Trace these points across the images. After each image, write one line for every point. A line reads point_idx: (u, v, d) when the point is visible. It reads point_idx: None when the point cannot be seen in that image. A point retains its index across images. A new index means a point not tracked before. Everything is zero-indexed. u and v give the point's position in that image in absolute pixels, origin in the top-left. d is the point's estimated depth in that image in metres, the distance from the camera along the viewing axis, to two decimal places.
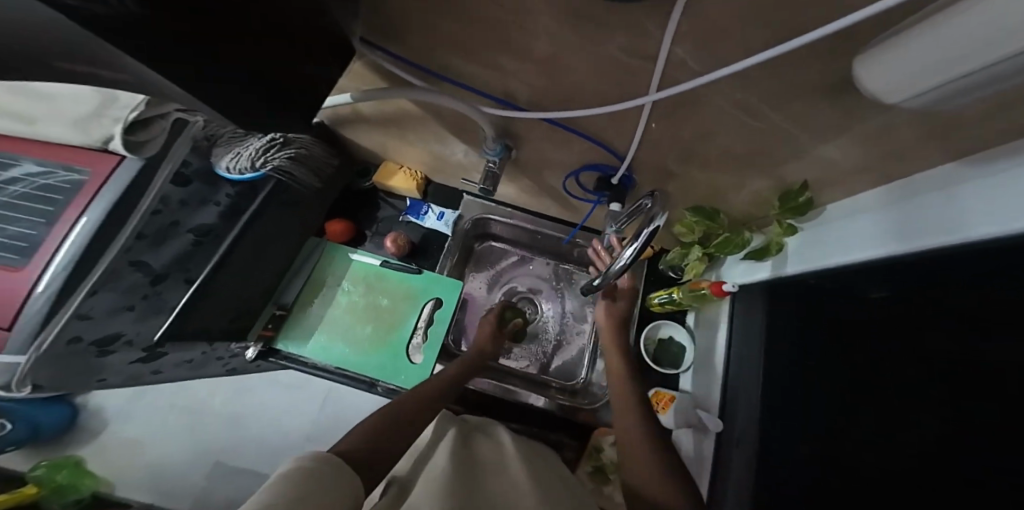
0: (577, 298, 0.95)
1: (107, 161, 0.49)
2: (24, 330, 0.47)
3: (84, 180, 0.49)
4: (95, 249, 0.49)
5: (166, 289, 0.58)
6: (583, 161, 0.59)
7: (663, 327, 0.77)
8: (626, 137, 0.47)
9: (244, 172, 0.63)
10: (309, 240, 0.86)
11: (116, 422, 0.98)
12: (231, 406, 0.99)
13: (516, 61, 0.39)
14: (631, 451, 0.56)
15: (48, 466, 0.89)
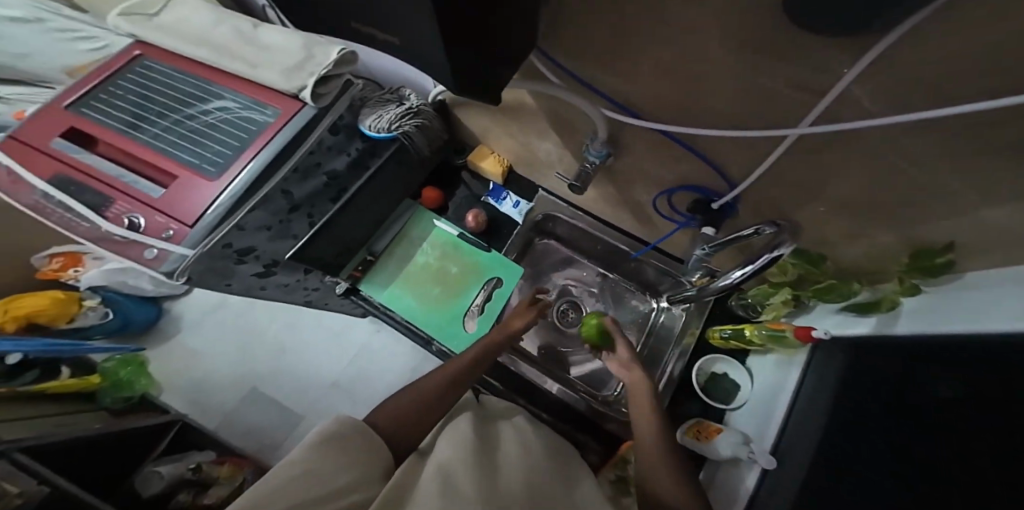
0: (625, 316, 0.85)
1: (294, 108, 0.67)
2: (202, 229, 0.61)
3: (275, 121, 0.67)
4: (268, 171, 0.65)
5: (296, 218, 0.71)
6: (681, 181, 0.55)
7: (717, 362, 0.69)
8: (750, 164, 0.45)
9: (381, 131, 0.76)
10: (406, 202, 0.94)
11: (188, 334, 1.37)
12: (287, 345, 1.32)
13: (657, 72, 0.39)
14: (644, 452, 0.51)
15: (119, 361, 1.23)
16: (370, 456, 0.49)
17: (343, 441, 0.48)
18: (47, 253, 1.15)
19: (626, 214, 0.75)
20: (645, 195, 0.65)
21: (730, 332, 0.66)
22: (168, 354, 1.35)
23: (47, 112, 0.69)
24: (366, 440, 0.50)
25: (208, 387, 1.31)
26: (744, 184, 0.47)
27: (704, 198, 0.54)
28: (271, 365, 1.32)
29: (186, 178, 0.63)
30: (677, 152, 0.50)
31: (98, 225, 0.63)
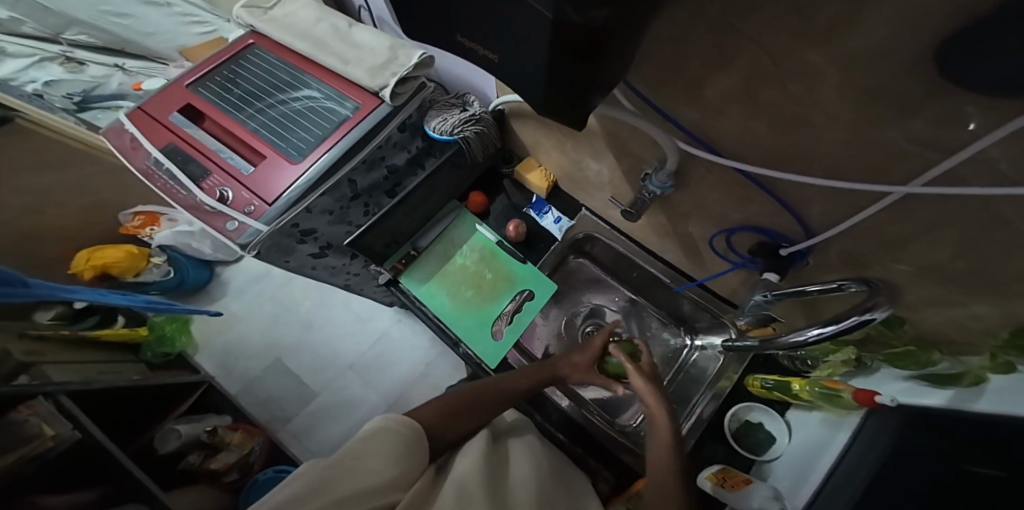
0: (655, 348, 0.83)
1: (372, 105, 0.73)
2: (278, 206, 0.67)
3: (353, 116, 0.73)
4: (342, 160, 0.71)
5: (354, 206, 0.76)
6: (746, 220, 0.53)
7: (753, 410, 0.63)
8: (835, 213, 0.42)
9: (443, 133, 0.77)
10: (451, 203, 0.88)
11: (230, 300, 1.44)
12: (314, 318, 1.38)
13: (753, 108, 0.38)
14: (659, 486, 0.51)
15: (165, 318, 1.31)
16: (408, 451, 0.52)
17: (384, 437, 0.51)
18: (132, 210, 1.31)
19: (673, 247, 0.71)
20: (699, 231, 0.62)
21: (770, 382, 0.61)
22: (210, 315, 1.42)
23: (173, 90, 0.83)
24: (412, 438, 0.53)
25: (240, 353, 1.37)
26: (825, 232, 0.45)
27: (772, 243, 0.52)
28: (294, 337, 1.37)
29: (272, 160, 0.71)
30: (750, 189, 0.48)
31: (193, 192, 0.72)
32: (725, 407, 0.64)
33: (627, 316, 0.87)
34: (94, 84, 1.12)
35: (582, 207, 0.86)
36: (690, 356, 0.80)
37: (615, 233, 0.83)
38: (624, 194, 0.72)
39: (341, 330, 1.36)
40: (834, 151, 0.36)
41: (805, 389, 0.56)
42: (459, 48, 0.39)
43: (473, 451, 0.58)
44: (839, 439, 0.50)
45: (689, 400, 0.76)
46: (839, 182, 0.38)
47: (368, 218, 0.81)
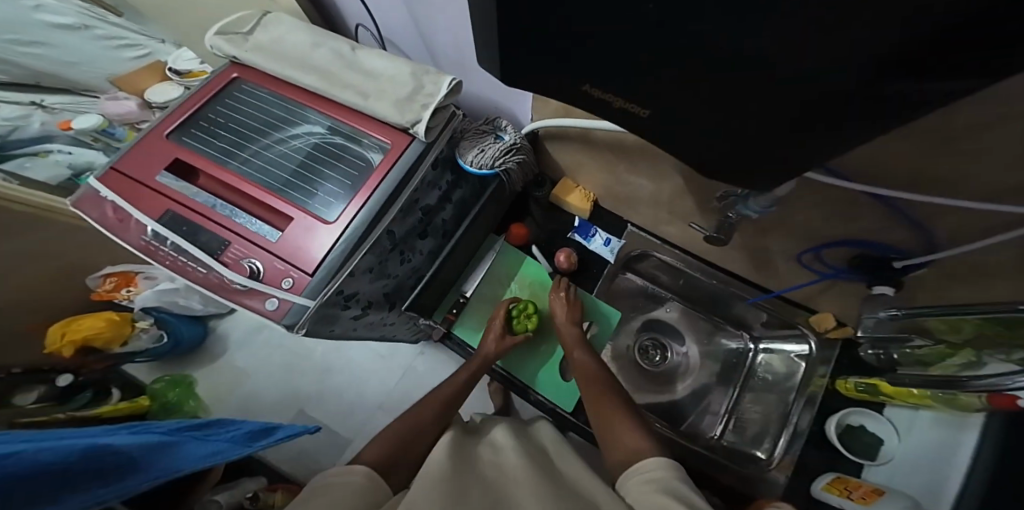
0: (719, 356, 0.87)
1: (405, 143, 0.65)
2: (320, 274, 0.59)
3: (384, 158, 0.65)
4: (383, 211, 0.63)
5: (392, 257, 0.69)
6: (844, 236, 0.52)
7: (852, 414, 0.71)
8: (964, 234, 0.41)
9: (483, 167, 0.73)
10: (491, 237, 0.90)
11: (235, 354, 1.30)
12: (327, 359, 1.26)
13: (903, 144, 0.35)
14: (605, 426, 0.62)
15: (167, 382, 1.19)
16: (366, 495, 0.48)
17: (337, 484, 0.48)
18: (102, 271, 1.07)
19: (741, 258, 0.71)
20: (780, 244, 0.60)
21: (861, 384, 0.69)
22: (218, 374, 1.27)
23: (151, 142, 0.69)
24: (366, 484, 0.50)
25: (259, 409, 1.23)
26: (949, 250, 0.44)
27: (879, 256, 0.52)
28: (313, 387, 1.24)
29: (299, 221, 0.62)
30: (863, 209, 0.46)
31: (212, 268, 0.61)
32: (827, 417, 0.72)
33: (684, 326, 0.90)
34: (10, 125, 0.92)
35: (626, 224, 0.87)
36: (757, 359, 0.84)
37: (673, 251, 0.83)
38: (702, 218, 0.67)
39: (364, 368, 1.25)
40: (990, 177, 0.34)
41: (926, 394, 0.62)
42: (579, 99, 0.32)
43: (444, 454, 0.56)
44: (965, 439, 0.56)
45: (784, 414, 0.76)
46: (984, 203, 0.36)
47: (404, 265, 0.73)
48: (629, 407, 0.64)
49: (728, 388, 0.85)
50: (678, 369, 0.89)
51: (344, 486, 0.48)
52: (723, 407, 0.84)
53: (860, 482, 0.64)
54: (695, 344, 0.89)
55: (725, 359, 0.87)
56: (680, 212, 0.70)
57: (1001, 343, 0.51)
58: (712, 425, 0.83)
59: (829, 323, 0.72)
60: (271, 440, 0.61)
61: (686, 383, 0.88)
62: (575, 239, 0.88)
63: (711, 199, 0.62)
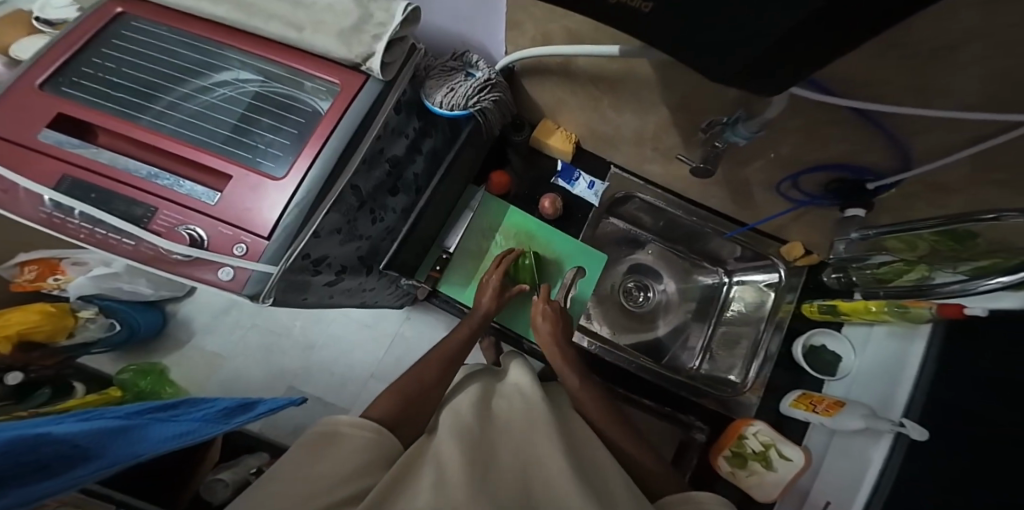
0: (698, 292, 1.02)
1: (357, 82, 0.56)
2: (280, 237, 0.52)
3: (334, 102, 0.56)
4: (344, 161, 0.55)
5: (361, 217, 0.63)
6: (825, 163, 0.56)
7: (817, 335, 0.83)
8: (935, 152, 0.44)
9: (455, 109, 0.67)
10: (471, 188, 0.89)
11: (203, 338, 1.18)
12: (307, 333, 1.18)
13: (895, 66, 0.35)
14: (598, 420, 0.61)
15: (134, 373, 1.07)
16: (376, 452, 0.47)
17: (345, 440, 0.46)
18: (15, 261, 0.94)
19: (723, 192, 0.77)
20: (758, 176, 0.66)
21: (824, 305, 0.80)
22: (189, 359, 1.16)
23: (22, 96, 0.56)
24: (377, 443, 0.47)
25: (241, 390, 1.14)
26: (920, 168, 0.48)
27: (855, 179, 0.57)
28: (296, 360, 1.16)
29: (240, 179, 0.53)
30: (850, 134, 0.48)
31: (143, 239, 0.53)
32: (794, 341, 0.83)
33: (663, 267, 1.03)
34: None
35: (609, 166, 0.91)
36: (730, 291, 0.98)
37: (654, 190, 0.91)
38: (689, 148, 0.69)
39: (349, 334, 1.18)
40: (960, 95, 0.36)
41: (884, 311, 0.69)
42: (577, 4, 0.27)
43: (458, 412, 0.54)
44: (917, 345, 0.69)
45: (755, 343, 0.89)
46: (953, 122, 0.39)
47: (376, 225, 0.68)
48: (612, 412, 0.63)
49: (712, 321, 0.99)
50: (664, 303, 1.02)
51: (360, 445, 0.46)
52: (704, 339, 0.98)
53: (822, 396, 0.78)
54: (672, 282, 1.03)
55: (704, 294, 1.01)
56: (665, 148, 0.73)
57: (950, 258, 0.61)
58: (695, 354, 0.97)
59: (799, 251, 0.83)
60: (250, 417, 0.56)
61: (670, 315, 1.02)
62: (559, 184, 0.90)
63: (696, 132, 0.64)
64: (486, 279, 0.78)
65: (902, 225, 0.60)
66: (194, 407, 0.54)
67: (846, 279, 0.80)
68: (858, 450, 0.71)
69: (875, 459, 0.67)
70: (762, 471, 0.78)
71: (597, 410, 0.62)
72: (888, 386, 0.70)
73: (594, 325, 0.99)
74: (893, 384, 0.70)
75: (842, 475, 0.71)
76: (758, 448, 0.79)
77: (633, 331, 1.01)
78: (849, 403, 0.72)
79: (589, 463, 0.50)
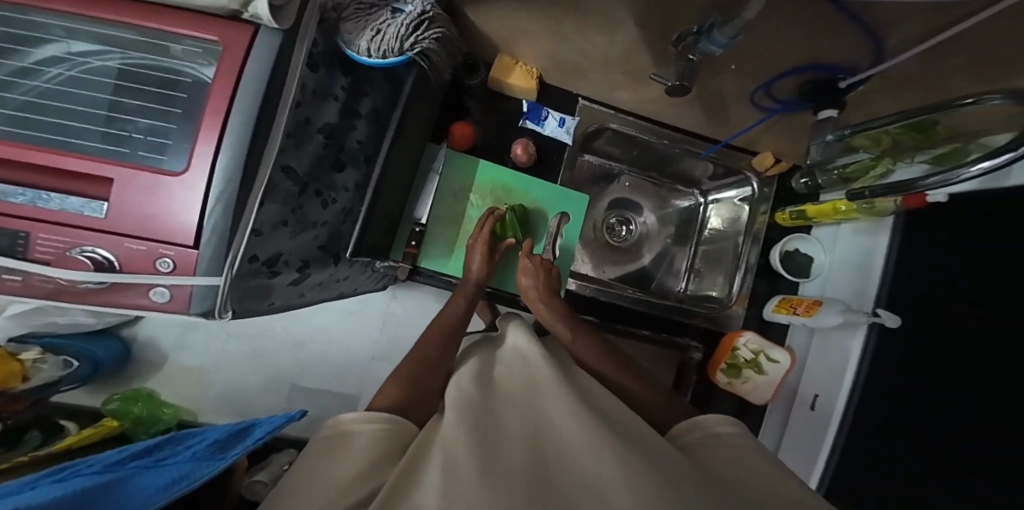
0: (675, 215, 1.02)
1: (243, 37, 0.43)
2: (212, 245, 0.43)
3: (221, 65, 0.42)
4: (260, 145, 0.44)
5: (308, 201, 0.55)
6: (803, 63, 0.53)
7: (791, 241, 0.87)
8: (915, 39, 0.42)
9: (388, 55, 0.56)
10: (432, 146, 0.80)
11: (179, 354, 1.10)
12: (293, 332, 1.12)
13: None
14: (604, 374, 0.60)
15: (121, 401, 1.00)
16: (389, 447, 0.44)
17: (356, 440, 0.43)
18: None
19: (698, 111, 0.74)
20: (732, 87, 0.63)
21: (794, 212, 0.82)
22: (175, 376, 1.09)
23: None
24: (389, 437, 0.45)
25: (241, 397, 1.10)
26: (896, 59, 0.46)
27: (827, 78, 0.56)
28: (290, 360, 1.12)
29: (124, 181, 0.41)
30: (829, 32, 0.44)
31: (33, 273, 0.43)
32: (772, 248, 0.88)
33: (641, 198, 1.02)
34: None
35: (577, 98, 0.85)
36: (708, 211, 1.00)
37: (628, 119, 0.86)
38: (659, 66, 0.65)
39: (339, 324, 1.13)
40: None
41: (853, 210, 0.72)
42: None
43: (460, 389, 0.52)
44: (881, 240, 0.75)
45: (736, 255, 0.91)
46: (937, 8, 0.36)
47: (328, 208, 0.60)
48: (619, 360, 0.62)
49: (693, 240, 1.00)
50: (647, 232, 1.02)
51: (370, 439, 0.44)
52: (686, 262, 1.00)
53: (800, 297, 0.82)
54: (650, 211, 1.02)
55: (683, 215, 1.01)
56: (636, 69, 0.67)
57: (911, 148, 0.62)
58: (679, 277, 1.00)
59: (769, 160, 0.84)
60: (248, 446, 0.52)
61: (652, 244, 1.01)
62: (528, 127, 0.84)
63: (667, 46, 0.59)
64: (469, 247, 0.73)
65: (865, 124, 0.60)
66: (177, 446, 0.49)
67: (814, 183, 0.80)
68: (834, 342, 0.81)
69: (854, 350, 0.77)
70: (754, 375, 0.86)
71: (601, 360, 0.61)
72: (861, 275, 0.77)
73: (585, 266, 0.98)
74: (863, 275, 0.77)
75: (822, 366, 0.82)
76: (750, 356, 0.87)
77: (620, 263, 1.00)
78: (826, 301, 0.77)
79: (607, 416, 0.49)
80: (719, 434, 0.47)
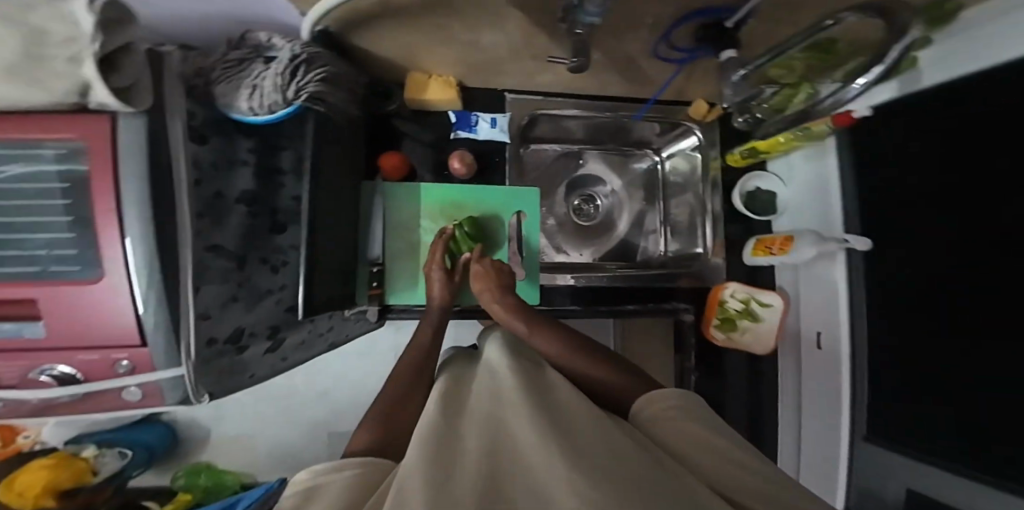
0: (637, 178, 1.07)
1: (105, 125, 0.43)
2: (161, 339, 0.47)
3: (92, 165, 0.43)
4: (172, 244, 0.46)
5: (253, 272, 0.58)
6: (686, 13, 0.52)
7: (750, 181, 0.90)
8: None
9: (276, 108, 0.57)
10: (367, 186, 0.84)
11: (222, 426, 1.13)
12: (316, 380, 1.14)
13: None
14: (574, 368, 0.62)
15: (187, 475, 1.06)
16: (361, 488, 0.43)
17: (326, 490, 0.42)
18: None
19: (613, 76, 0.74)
20: (634, 49, 0.62)
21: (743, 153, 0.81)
22: (224, 445, 1.12)
23: None
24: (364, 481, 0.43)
25: (289, 451, 1.13)
26: None
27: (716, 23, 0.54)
28: (319, 407, 1.14)
29: (50, 300, 0.44)
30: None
31: (23, 391, 0.49)
32: (732, 191, 0.91)
33: (601, 174, 1.07)
34: None
35: (504, 94, 0.91)
36: (665, 169, 1.05)
37: (559, 100, 0.90)
38: (549, 48, 0.68)
39: (352, 365, 1.15)
40: None
41: (791, 138, 0.70)
42: None
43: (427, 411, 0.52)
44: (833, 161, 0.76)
45: (700, 202, 0.94)
46: None
47: (282, 272, 0.63)
48: (584, 346, 0.64)
49: (662, 201, 1.06)
50: (615, 202, 1.07)
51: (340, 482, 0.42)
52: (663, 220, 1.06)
53: (773, 237, 0.83)
54: (616, 186, 1.08)
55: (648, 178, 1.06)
56: (537, 50, 0.69)
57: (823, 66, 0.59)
58: (655, 243, 1.05)
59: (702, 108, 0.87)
60: None
61: (628, 207, 1.07)
62: (462, 136, 0.90)
63: (555, 22, 0.60)
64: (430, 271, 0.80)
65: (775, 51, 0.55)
66: None
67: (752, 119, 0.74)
68: (821, 275, 0.79)
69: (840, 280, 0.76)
70: (750, 325, 0.89)
71: (564, 347, 0.64)
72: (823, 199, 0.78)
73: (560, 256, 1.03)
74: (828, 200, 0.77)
75: (812, 302, 0.83)
76: (739, 307, 0.90)
77: (592, 242, 1.06)
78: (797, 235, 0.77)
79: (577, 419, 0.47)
80: (673, 407, 0.48)
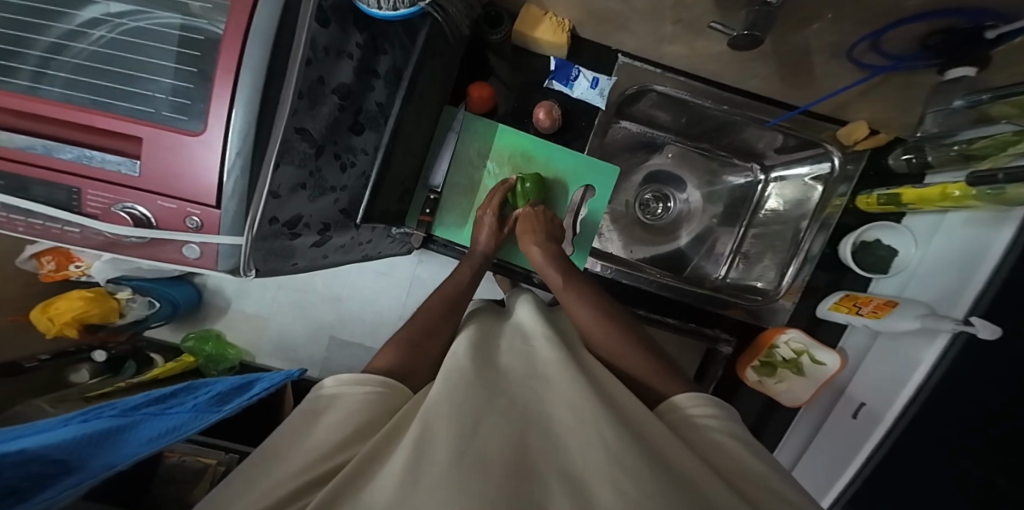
0: (726, 190, 0.96)
1: None
2: (231, 203, 0.42)
3: (228, 20, 0.39)
4: (270, 116, 0.41)
5: (326, 164, 0.54)
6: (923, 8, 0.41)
7: (871, 231, 0.79)
8: None
9: (400, 6, 0.51)
10: (450, 111, 0.80)
11: (238, 302, 1.12)
12: (332, 287, 1.11)
13: None
14: (608, 342, 0.56)
15: (195, 339, 1.07)
16: (377, 413, 0.42)
17: (347, 403, 0.42)
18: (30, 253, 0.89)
19: (768, 65, 0.64)
20: (822, 39, 0.52)
21: (885, 196, 0.74)
22: (235, 321, 1.12)
23: None
24: (377, 402, 0.43)
25: (287, 345, 1.12)
26: None
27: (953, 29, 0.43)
28: (327, 312, 1.11)
29: (152, 141, 0.41)
30: None
31: (86, 225, 0.47)
32: (844, 237, 0.80)
33: (687, 171, 0.97)
34: None
35: (618, 54, 0.79)
36: (767, 189, 0.92)
37: (679, 79, 0.78)
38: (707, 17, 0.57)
39: (369, 284, 1.11)
40: None
41: (969, 195, 0.60)
42: None
43: (455, 357, 0.50)
44: (1002, 236, 0.57)
45: (794, 240, 0.84)
46: None
47: (348, 172, 0.60)
48: (627, 327, 0.58)
49: (746, 219, 0.95)
50: (690, 208, 0.98)
51: (366, 402, 0.42)
52: (735, 239, 0.95)
53: (869, 297, 0.75)
54: (696, 190, 0.98)
55: (738, 191, 0.95)
56: (692, 16, 0.59)
57: None
58: (719, 264, 0.95)
59: (857, 136, 0.75)
60: (241, 401, 0.55)
61: (702, 217, 0.97)
62: (556, 88, 0.81)
63: None
64: (481, 215, 0.77)
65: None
66: (189, 394, 0.53)
67: (919, 161, 0.73)
68: (908, 350, 0.67)
69: (924, 359, 0.63)
70: (791, 376, 0.83)
71: (603, 320, 0.58)
72: (957, 279, 0.63)
73: (610, 246, 0.96)
74: (965, 277, 0.61)
75: (882, 371, 0.72)
76: (789, 356, 0.83)
77: (651, 242, 0.98)
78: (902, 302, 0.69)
79: (613, 410, 0.44)
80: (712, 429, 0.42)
